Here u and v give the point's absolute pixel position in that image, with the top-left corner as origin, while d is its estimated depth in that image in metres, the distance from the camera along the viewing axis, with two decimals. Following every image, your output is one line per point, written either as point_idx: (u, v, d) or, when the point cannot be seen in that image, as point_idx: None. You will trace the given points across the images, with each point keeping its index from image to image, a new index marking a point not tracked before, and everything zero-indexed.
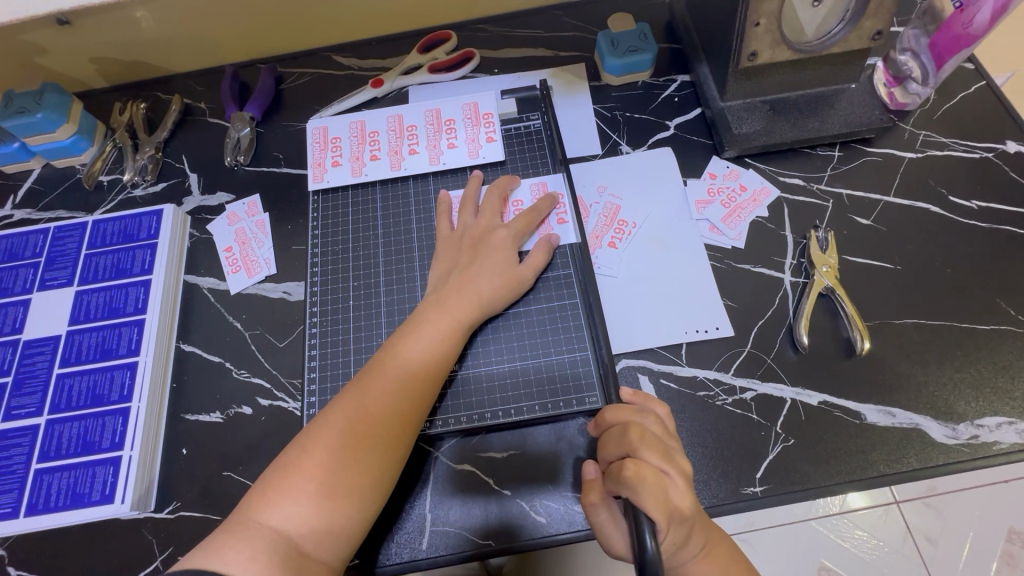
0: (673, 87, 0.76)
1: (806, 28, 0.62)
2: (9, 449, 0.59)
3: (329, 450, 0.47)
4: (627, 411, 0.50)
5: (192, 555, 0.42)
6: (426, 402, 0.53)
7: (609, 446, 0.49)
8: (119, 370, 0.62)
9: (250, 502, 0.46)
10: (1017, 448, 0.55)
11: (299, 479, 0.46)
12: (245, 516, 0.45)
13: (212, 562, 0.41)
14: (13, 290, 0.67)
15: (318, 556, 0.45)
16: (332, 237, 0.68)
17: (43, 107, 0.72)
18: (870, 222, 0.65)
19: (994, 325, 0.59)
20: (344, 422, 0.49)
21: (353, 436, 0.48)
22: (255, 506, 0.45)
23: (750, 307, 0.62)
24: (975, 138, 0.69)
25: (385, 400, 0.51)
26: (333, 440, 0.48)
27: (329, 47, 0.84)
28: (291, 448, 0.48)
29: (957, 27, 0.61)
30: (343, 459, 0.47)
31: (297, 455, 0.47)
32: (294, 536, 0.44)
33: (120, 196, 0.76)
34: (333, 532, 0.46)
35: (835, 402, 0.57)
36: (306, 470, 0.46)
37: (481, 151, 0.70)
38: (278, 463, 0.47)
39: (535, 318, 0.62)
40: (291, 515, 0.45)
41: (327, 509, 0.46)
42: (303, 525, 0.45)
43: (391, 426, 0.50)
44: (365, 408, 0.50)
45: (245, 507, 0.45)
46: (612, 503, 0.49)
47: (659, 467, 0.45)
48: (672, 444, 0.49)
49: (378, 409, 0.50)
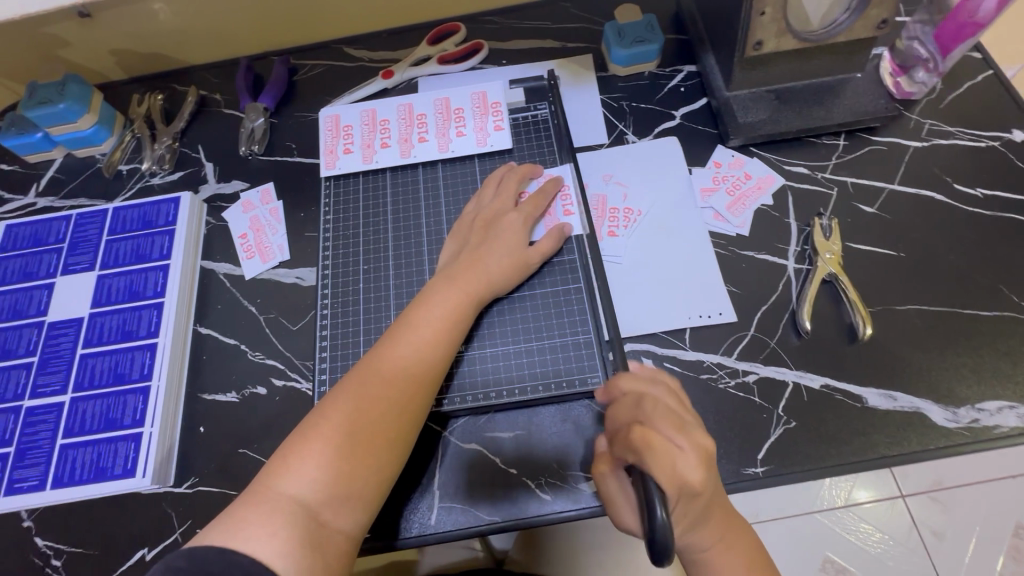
0: (679, 78, 0.76)
1: (812, 17, 0.63)
2: (36, 425, 0.61)
3: (345, 418, 0.49)
4: (641, 382, 0.52)
5: (216, 527, 0.44)
6: (437, 374, 0.54)
7: (620, 413, 0.50)
8: (139, 351, 0.64)
9: (270, 471, 0.47)
10: (1018, 431, 0.55)
11: (318, 445, 0.48)
12: (266, 484, 0.46)
13: (230, 539, 0.43)
14: (37, 274, 0.69)
15: (337, 524, 0.46)
16: (344, 223, 0.70)
17: (66, 98, 0.74)
18: (874, 210, 0.66)
19: (997, 311, 0.60)
20: (359, 392, 0.50)
21: (368, 404, 0.50)
22: (275, 475, 0.47)
23: (753, 293, 0.63)
24: (981, 126, 0.69)
25: (397, 371, 0.52)
26: (350, 408, 0.50)
27: (341, 39, 0.85)
28: (310, 417, 0.50)
29: (962, 15, 0.62)
30: (359, 426, 0.49)
31: (316, 423, 0.49)
32: (314, 503, 0.46)
33: (139, 184, 0.78)
34: (350, 498, 0.47)
35: (836, 385, 0.58)
36: (324, 437, 0.48)
37: (489, 140, 0.71)
38: (298, 431, 0.49)
39: (538, 302, 0.63)
40: (310, 482, 0.46)
41: (346, 474, 0.47)
42: (320, 491, 0.46)
43: (403, 396, 0.51)
44: (380, 378, 0.51)
45: (266, 476, 0.47)
46: (620, 476, 0.50)
47: (669, 438, 0.46)
48: (688, 416, 0.49)
49: (392, 378, 0.52)
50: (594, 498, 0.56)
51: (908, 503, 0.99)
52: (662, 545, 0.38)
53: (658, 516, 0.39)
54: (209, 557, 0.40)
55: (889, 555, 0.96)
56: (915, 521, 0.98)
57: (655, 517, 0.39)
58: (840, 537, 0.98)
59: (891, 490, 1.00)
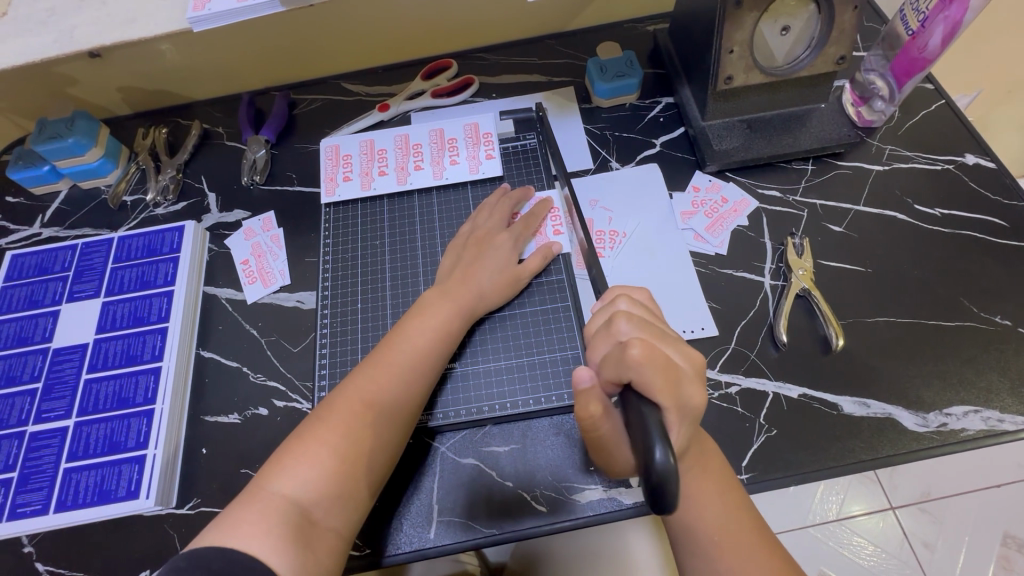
0: (658, 108, 0.82)
1: (776, 55, 0.69)
2: (39, 450, 0.62)
3: (339, 421, 0.51)
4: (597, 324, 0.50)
5: (212, 529, 0.45)
6: (431, 377, 0.57)
7: (600, 344, 0.47)
8: (144, 375, 0.66)
9: (267, 472, 0.49)
10: (984, 434, 0.58)
11: (313, 446, 0.50)
12: (262, 485, 0.48)
13: (227, 537, 0.44)
14: (43, 302, 0.71)
15: (327, 524, 0.48)
16: (343, 250, 0.73)
17: (75, 132, 0.77)
18: (842, 229, 0.70)
19: (958, 321, 0.64)
20: (354, 397, 0.53)
21: (360, 409, 0.52)
22: (270, 476, 0.49)
23: (732, 309, 0.67)
24: (936, 151, 0.75)
25: (391, 377, 0.55)
26: (344, 411, 0.52)
27: (338, 74, 0.90)
28: (306, 421, 0.52)
29: (913, 52, 0.67)
30: (353, 430, 0.51)
31: (312, 427, 0.51)
32: (306, 502, 0.48)
33: (143, 214, 0.81)
34: (343, 499, 0.49)
35: (813, 394, 0.61)
36: (320, 440, 0.50)
37: (481, 168, 0.75)
38: (294, 434, 0.51)
39: (528, 319, 0.66)
40: (304, 483, 0.48)
41: (337, 475, 0.49)
42: (315, 492, 0.48)
43: (396, 402, 0.54)
44: (376, 382, 0.54)
45: (261, 478, 0.49)
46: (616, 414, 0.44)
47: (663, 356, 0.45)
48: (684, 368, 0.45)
49: (386, 382, 0.54)
50: (589, 508, 0.58)
51: (898, 515, 1.01)
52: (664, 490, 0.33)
53: (658, 458, 0.33)
54: (214, 560, 0.41)
55: (882, 568, 0.98)
56: (906, 534, 1.00)
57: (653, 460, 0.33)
58: (834, 551, 1.00)
59: (882, 503, 1.02)
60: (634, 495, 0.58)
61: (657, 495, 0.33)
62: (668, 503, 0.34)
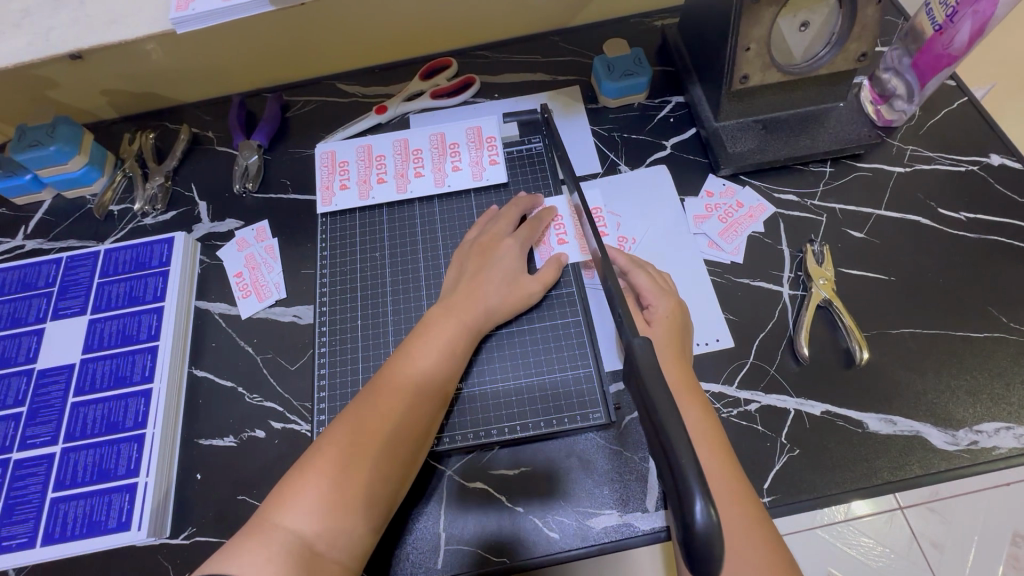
0: (668, 108, 0.78)
1: (794, 51, 0.65)
2: (24, 479, 0.59)
3: (342, 449, 0.48)
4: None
5: (213, 562, 0.43)
6: (439, 396, 0.55)
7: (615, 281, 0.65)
8: (134, 397, 0.62)
9: (270, 504, 0.46)
10: (1016, 452, 0.56)
11: (315, 477, 0.47)
12: (265, 518, 0.45)
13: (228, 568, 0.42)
14: (26, 320, 0.68)
15: (332, 556, 0.45)
16: (340, 261, 0.69)
17: (56, 140, 0.73)
18: (863, 235, 0.67)
19: (987, 332, 0.61)
20: (357, 422, 0.50)
21: (365, 434, 0.49)
22: (274, 508, 0.46)
23: (750, 321, 0.64)
24: (960, 152, 0.72)
25: (397, 400, 0.52)
26: (346, 436, 0.49)
27: (333, 75, 0.86)
28: (308, 450, 0.49)
29: (938, 48, 0.64)
30: (358, 458, 0.48)
31: (314, 456, 0.48)
32: (310, 536, 0.45)
33: (131, 224, 0.77)
34: (347, 528, 0.46)
35: (837, 411, 0.59)
36: (321, 471, 0.47)
37: (484, 173, 0.72)
38: (297, 464, 0.48)
39: (536, 336, 0.63)
40: (307, 516, 0.45)
41: (341, 507, 0.46)
42: (318, 524, 0.45)
43: (402, 426, 0.51)
44: (381, 405, 0.51)
45: (264, 511, 0.46)
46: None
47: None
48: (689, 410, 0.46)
49: (393, 404, 0.52)
50: (603, 534, 0.56)
51: None
52: (707, 548, 0.31)
53: (700, 514, 0.31)
54: None
55: None
56: None
57: (694, 515, 0.31)
58: None
59: None
60: (651, 520, 0.55)
61: (697, 551, 0.32)
62: (713, 561, 0.32)
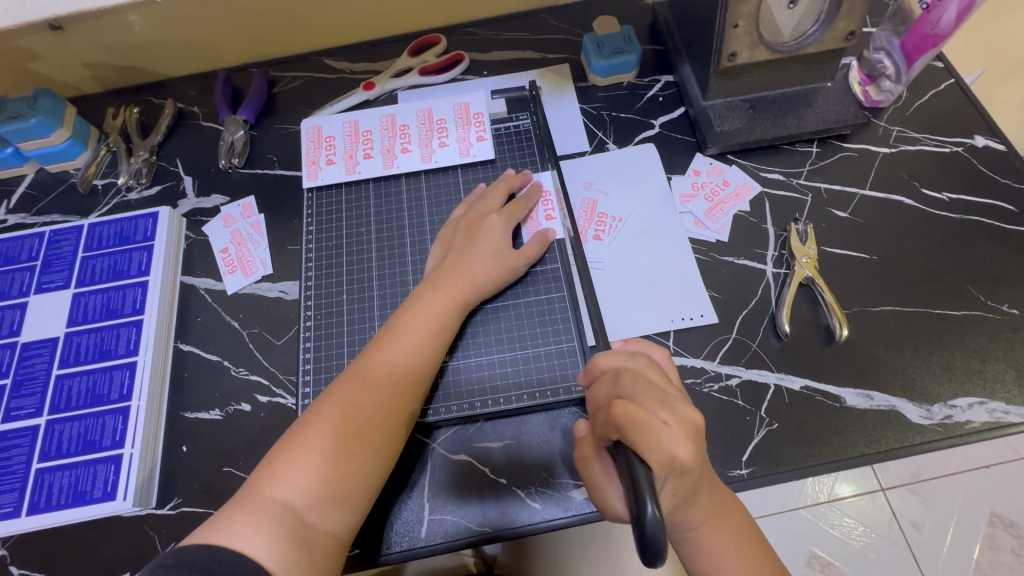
0: (657, 87, 0.78)
1: (783, 29, 0.65)
2: (10, 450, 0.60)
3: (330, 423, 0.49)
4: (623, 359, 0.51)
5: (203, 530, 0.44)
6: (427, 373, 0.55)
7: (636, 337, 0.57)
8: (119, 370, 0.62)
9: (258, 476, 0.47)
10: (989, 426, 0.57)
11: (303, 451, 0.47)
12: (253, 490, 0.46)
13: (219, 536, 0.43)
14: (9, 293, 0.68)
15: (324, 526, 0.46)
16: (326, 236, 0.69)
17: (37, 112, 0.72)
18: (847, 215, 0.68)
19: (965, 310, 0.62)
20: (344, 398, 0.50)
21: (352, 410, 0.50)
22: (262, 480, 0.46)
23: (733, 297, 0.65)
24: (945, 133, 0.72)
25: (383, 375, 0.52)
26: (334, 412, 0.49)
27: (320, 50, 0.85)
28: (295, 425, 0.50)
29: (926, 27, 0.64)
30: (348, 430, 0.49)
31: (300, 430, 0.49)
32: (299, 507, 0.45)
33: (115, 199, 0.77)
34: (338, 499, 0.47)
35: (816, 386, 0.60)
36: (309, 444, 0.48)
37: (472, 150, 0.72)
38: (283, 438, 0.49)
39: (521, 312, 0.63)
40: (295, 487, 0.46)
41: (330, 479, 0.47)
42: (308, 495, 0.46)
43: (389, 401, 0.51)
44: (366, 382, 0.51)
45: (253, 483, 0.47)
46: (604, 457, 0.49)
47: (652, 411, 0.44)
48: (672, 391, 0.48)
49: (378, 382, 0.52)
50: (585, 504, 0.56)
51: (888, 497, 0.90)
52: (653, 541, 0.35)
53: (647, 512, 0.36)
54: (200, 554, 0.40)
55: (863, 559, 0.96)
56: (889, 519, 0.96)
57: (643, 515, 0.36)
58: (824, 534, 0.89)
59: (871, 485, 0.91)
60: None
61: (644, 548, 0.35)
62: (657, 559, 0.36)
